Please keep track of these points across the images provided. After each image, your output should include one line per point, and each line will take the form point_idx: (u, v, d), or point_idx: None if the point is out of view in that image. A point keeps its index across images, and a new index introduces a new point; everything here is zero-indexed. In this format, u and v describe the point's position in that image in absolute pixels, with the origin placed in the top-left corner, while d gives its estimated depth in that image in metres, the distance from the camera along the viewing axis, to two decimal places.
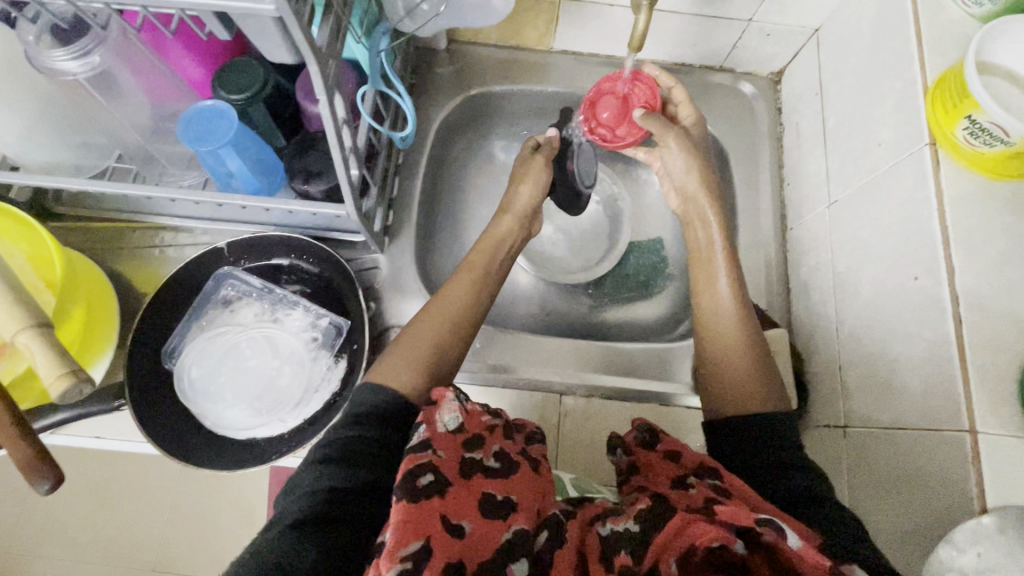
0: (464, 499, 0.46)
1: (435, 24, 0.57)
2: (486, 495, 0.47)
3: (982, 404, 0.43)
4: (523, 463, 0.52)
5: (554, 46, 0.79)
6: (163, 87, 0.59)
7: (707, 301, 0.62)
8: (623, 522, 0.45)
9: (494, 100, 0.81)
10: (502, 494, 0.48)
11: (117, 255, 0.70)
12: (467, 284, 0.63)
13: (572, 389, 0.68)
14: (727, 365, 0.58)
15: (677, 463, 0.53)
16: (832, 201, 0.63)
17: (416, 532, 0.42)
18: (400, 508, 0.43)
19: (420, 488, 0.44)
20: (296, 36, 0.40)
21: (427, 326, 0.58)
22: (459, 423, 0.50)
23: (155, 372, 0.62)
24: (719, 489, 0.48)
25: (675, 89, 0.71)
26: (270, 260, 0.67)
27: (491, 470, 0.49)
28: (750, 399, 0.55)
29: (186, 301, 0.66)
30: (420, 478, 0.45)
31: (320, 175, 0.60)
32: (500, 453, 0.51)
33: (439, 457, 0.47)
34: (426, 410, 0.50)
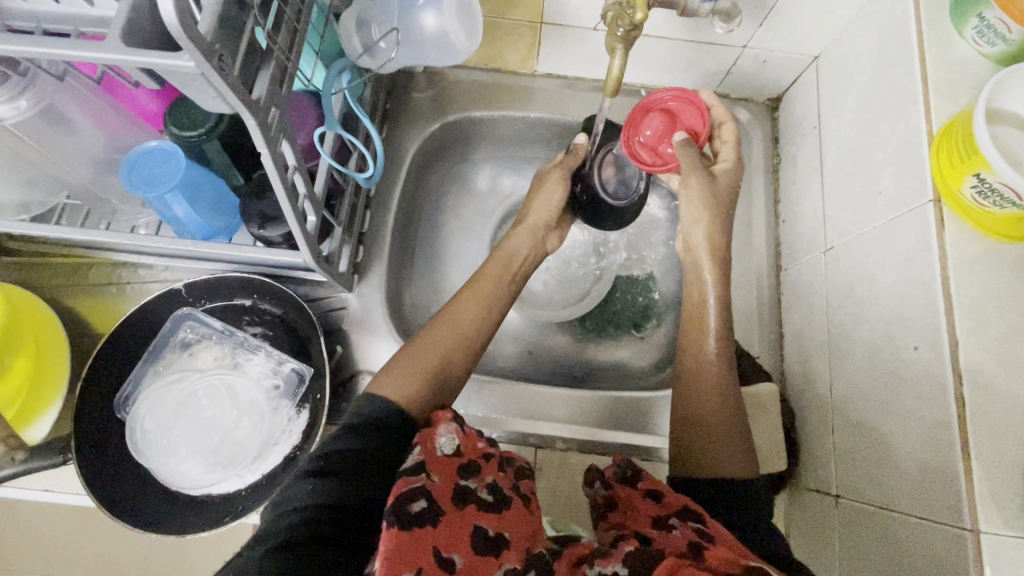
0: (455, 531, 0.42)
1: (399, 59, 0.53)
2: (478, 529, 0.43)
3: (986, 499, 0.39)
4: (516, 498, 0.48)
5: (537, 69, 0.75)
6: (111, 123, 0.56)
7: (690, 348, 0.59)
8: (612, 563, 0.40)
9: (474, 126, 0.77)
10: (495, 529, 0.44)
11: (72, 292, 0.67)
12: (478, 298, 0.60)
13: (550, 440, 0.64)
14: (706, 415, 0.54)
15: (659, 503, 0.49)
16: (828, 246, 0.59)
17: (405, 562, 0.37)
18: (391, 535, 0.38)
19: (412, 514, 0.40)
20: (224, 92, 0.36)
21: (435, 340, 0.55)
22: (456, 447, 0.47)
23: (106, 422, 0.59)
24: (702, 533, 0.43)
25: (726, 124, 0.64)
26: (231, 301, 0.64)
27: (484, 502, 0.45)
28: (719, 459, 0.52)
29: (141, 345, 0.63)
30: (412, 505, 0.40)
31: (278, 219, 0.56)
32: (494, 485, 0.47)
33: (433, 482, 0.43)
34: (424, 432, 0.47)
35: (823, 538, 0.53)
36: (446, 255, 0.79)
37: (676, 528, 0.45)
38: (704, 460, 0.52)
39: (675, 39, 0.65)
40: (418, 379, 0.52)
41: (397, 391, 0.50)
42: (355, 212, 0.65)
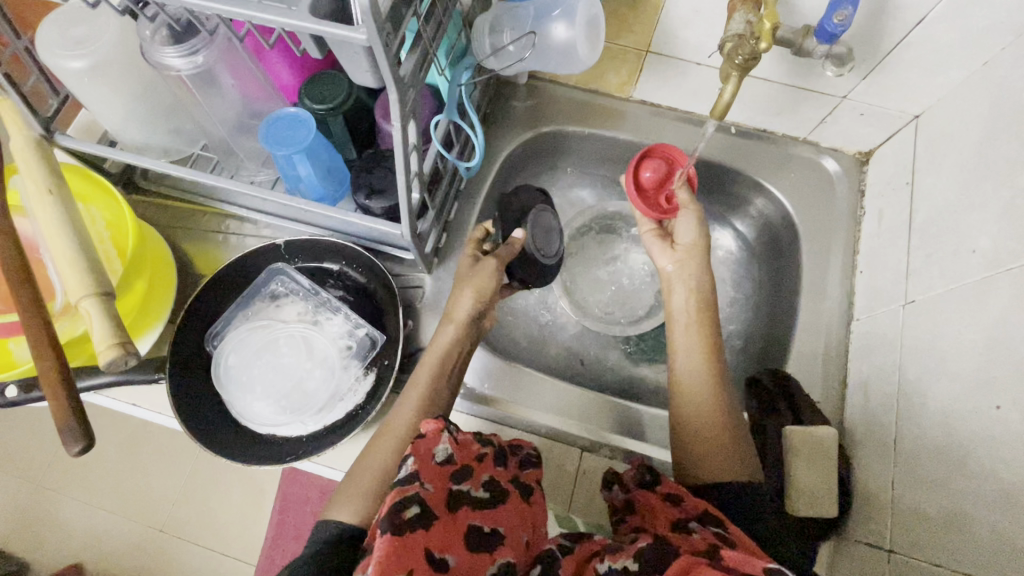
0: (450, 533, 0.46)
1: (520, 66, 0.58)
2: (473, 528, 0.48)
3: None
4: (514, 492, 0.53)
5: (632, 95, 0.79)
6: (253, 87, 0.63)
7: (681, 338, 0.63)
8: (623, 559, 0.43)
9: (564, 140, 0.81)
10: (489, 526, 0.49)
11: (185, 234, 0.74)
12: (420, 407, 0.59)
13: (595, 446, 0.65)
14: (698, 429, 0.57)
15: (678, 508, 0.50)
16: (909, 301, 0.59)
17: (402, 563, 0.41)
18: (385, 540, 0.42)
19: (406, 519, 0.44)
20: (382, 64, 0.41)
21: (377, 453, 0.57)
22: (449, 455, 0.51)
23: (197, 352, 0.65)
24: (722, 537, 0.45)
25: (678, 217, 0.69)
26: (321, 264, 0.70)
27: (478, 501, 0.50)
28: (707, 445, 0.56)
29: (238, 290, 0.69)
30: (406, 511, 0.44)
31: (383, 193, 0.61)
32: (489, 484, 0.52)
33: (428, 490, 0.47)
34: (416, 443, 0.51)
35: None
36: None
37: (695, 532, 0.46)
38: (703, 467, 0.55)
39: (776, 82, 0.68)
40: (370, 503, 0.54)
41: (354, 513, 0.54)
42: (446, 201, 0.70)
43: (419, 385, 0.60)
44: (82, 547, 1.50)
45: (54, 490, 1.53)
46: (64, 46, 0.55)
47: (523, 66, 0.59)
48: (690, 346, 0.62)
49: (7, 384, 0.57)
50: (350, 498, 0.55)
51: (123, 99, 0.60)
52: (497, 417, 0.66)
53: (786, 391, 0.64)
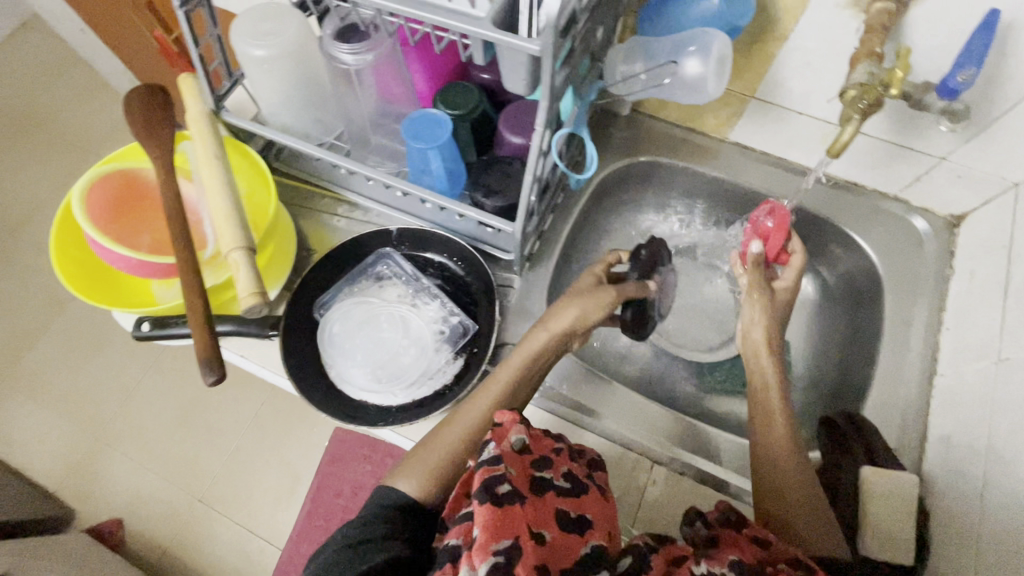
0: (543, 513, 0.46)
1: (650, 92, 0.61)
2: (559, 513, 0.47)
3: None
4: (592, 488, 0.52)
5: (728, 136, 0.83)
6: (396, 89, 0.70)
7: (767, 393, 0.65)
8: (718, 566, 0.46)
9: (656, 170, 0.86)
10: (576, 512, 0.48)
11: (303, 213, 0.82)
12: (494, 405, 0.61)
13: (665, 460, 0.66)
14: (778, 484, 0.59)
15: (765, 550, 0.50)
16: (1002, 358, 0.59)
17: (505, 532, 0.42)
18: (485, 511, 0.42)
19: (499, 494, 0.44)
20: (545, 72, 0.47)
21: (447, 435, 0.59)
22: (525, 444, 0.51)
23: (306, 317, 0.71)
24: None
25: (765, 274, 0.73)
26: (424, 253, 0.76)
27: (562, 491, 0.49)
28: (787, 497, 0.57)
29: (347, 267, 0.75)
30: (499, 486, 0.45)
31: (499, 193, 0.66)
32: (568, 474, 0.52)
33: (512, 473, 0.47)
34: (493, 430, 0.51)
35: None
36: None
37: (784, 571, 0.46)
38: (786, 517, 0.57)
39: (875, 136, 0.71)
40: (431, 481, 0.56)
41: (417, 488, 0.56)
42: (547, 211, 0.75)
43: (495, 389, 0.61)
44: (127, 505, 1.56)
45: (111, 447, 1.62)
46: (251, 36, 0.64)
47: (653, 93, 0.62)
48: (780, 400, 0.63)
49: (143, 320, 0.65)
50: (414, 473, 0.57)
51: (285, 87, 0.69)
52: (572, 419, 0.69)
53: (865, 436, 0.64)
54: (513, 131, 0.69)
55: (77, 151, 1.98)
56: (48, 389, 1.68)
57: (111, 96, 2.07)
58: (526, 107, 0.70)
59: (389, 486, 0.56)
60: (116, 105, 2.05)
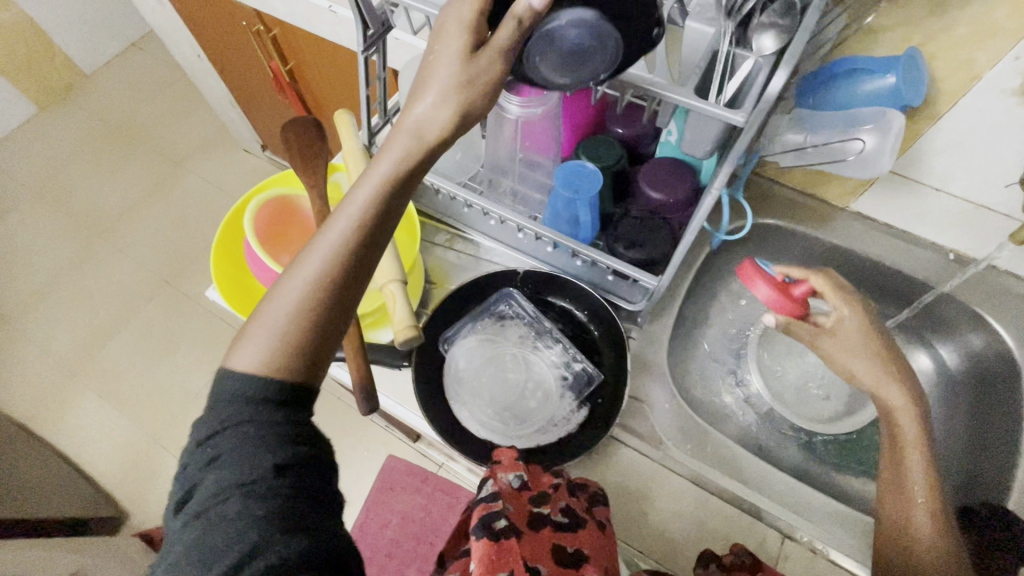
0: (539, 546, 0.53)
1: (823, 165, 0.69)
2: (558, 546, 0.55)
3: None
4: (590, 523, 0.58)
5: (851, 205, 0.83)
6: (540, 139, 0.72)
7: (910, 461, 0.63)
8: None
9: (773, 233, 0.86)
10: (573, 546, 0.55)
11: (425, 247, 0.84)
12: (335, 280, 0.40)
13: (796, 534, 0.67)
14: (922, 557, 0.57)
15: None
16: None
17: (499, 569, 0.49)
18: (483, 546, 0.49)
19: (496, 530, 0.51)
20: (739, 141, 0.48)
21: (294, 275, 0.40)
22: (523, 481, 0.58)
23: (432, 350, 0.72)
24: None
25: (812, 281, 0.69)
26: (547, 296, 0.76)
27: (559, 523, 0.56)
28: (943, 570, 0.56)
29: (471, 304, 0.76)
30: (496, 523, 0.51)
31: (641, 246, 0.68)
32: (567, 510, 0.58)
33: (512, 509, 0.54)
34: (495, 469, 0.59)
35: None
36: (704, 330, 0.87)
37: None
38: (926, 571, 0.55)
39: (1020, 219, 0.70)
40: (280, 352, 0.39)
41: (262, 360, 0.39)
42: None
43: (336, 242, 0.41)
44: None
45: (169, 449, 1.64)
46: (419, 82, 0.68)
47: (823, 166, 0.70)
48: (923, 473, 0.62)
49: None
50: (252, 347, 0.39)
51: None
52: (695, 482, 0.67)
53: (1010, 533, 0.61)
54: (654, 186, 0.70)
55: (166, 161, 2.09)
56: (114, 386, 1.72)
57: (202, 113, 2.19)
58: (664, 162, 0.71)
59: (225, 370, 0.40)
60: (207, 122, 2.17)
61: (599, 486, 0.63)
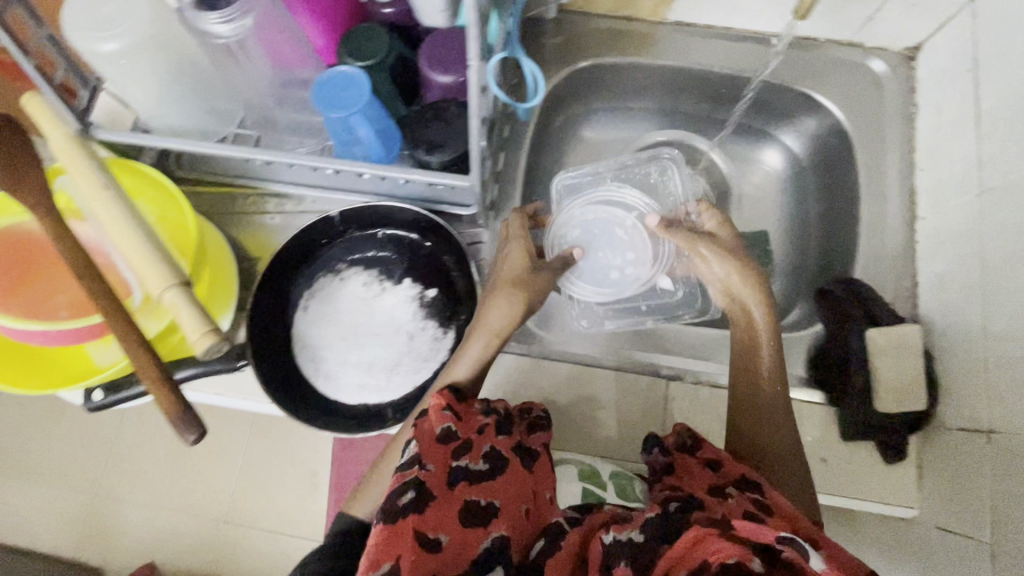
0: (447, 507, 0.48)
1: None
2: (469, 502, 0.49)
3: None
4: (516, 458, 0.53)
5: (667, 16, 0.76)
6: (293, 53, 0.59)
7: (744, 383, 0.60)
8: (628, 530, 0.44)
9: (600, 73, 0.79)
10: (485, 500, 0.49)
11: (232, 221, 0.73)
12: None
13: (680, 375, 0.66)
14: (743, 400, 0.59)
15: (716, 473, 0.53)
16: (984, 188, 0.58)
17: (383, 556, 0.44)
18: (380, 530, 0.45)
19: (401, 507, 0.46)
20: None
21: None
22: (450, 433, 0.52)
23: (272, 335, 0.65)
24: (759, 504, 0.48)
25: None
26: (382, 230, 0.68)
27: (478, 473, 0.50)
28: (761, 383, 0.58)
29: (299, 266, 0.68)
30: (402, 496, 0.47)
31: (443, 146, 0.59)
32: (488, 456, 0.52)
33: (427, 471, 0.49)
34: (417, 427, 0.53)
35: (965, 473, 0.56)
36: None
37: (732, 496, 0.49)
38: (737, 411, 0.59)
39: None
40: None
41: None
42: (497, 147, 0.68)
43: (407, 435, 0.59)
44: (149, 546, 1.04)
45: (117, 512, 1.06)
46: (93, 28, 0.52)
47: None
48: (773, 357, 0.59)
49: (93, 390, 0.58)
50: None
51: (161, 87, 0.59)
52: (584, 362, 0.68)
53: (864, 299, 0.65)
54: (437, 68, 0.59)
55: None
56: None
57: None
58: (447, 35, 0.60)
59: None
60: None
61: (545, 413, 0.60)
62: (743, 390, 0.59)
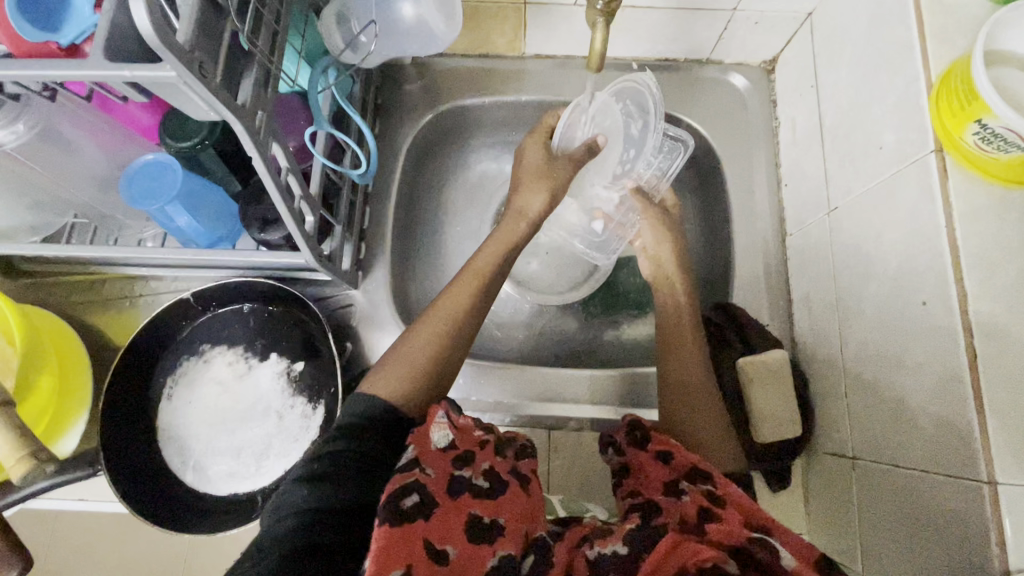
0: (451, 521, 0.41)
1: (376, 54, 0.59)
2: (473, 517, 0.42)
3: (997, 436, 0.38)
4: (515, 482, 0.46)
5: (526, 51, 0.74)
6: (109, 142, 0.56)
7: (674, 356, 0.58)
8: (613, 543, 0.40)
9: (467, 113, 0.77)
10: (490, 516, 0.42)
11: (89, 309, 0.69)
12: None
13: (564, 422, 0.66)
14: (677, 377, 0.56)
15: (668, 465, 0.48)
16: (832, 207, 0.57)
17: (393, 562, 0.37)
18: (382, 532, 0.37)
19: (405, 511, 0.39)
20: (210, 100, 0.36)
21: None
22: (450, 441, 0.45)
23: (129, 432, 0.62)
24: (713, 497, 0.44)
25: None
26: (240, 305, 0.66)
27: (480, 489, 0.44)
28: (685, 365, 0.57)
29: (157, 355, 0.65)
30: (405, 500, 0.40)
31: (277, 222, 0.57)
32: (491, 472, 0.45)
33: (428, 476, 0.42)
34: (415, 430, 0.45)
35: (840, 498, 0.55)
36: (445, 245, 0.79)
37: (686, 493, 0.44)
38: (670, 377, 0.57)
39: (661, 8, 0.64)
40: None
41: None
42: (354, 207, 0.66)
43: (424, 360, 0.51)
44: None
45: None
46: None
47: (380, 53, 0.60)
48: (695, 337, 0.59)
49: None
50: None
51: None
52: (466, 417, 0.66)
53: (737, 324, 0.64)
54: None
55: None
56: None
57: None
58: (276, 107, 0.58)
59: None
60: None
61: (528, 440, 0.50)
62: (675, 361, 0.57)
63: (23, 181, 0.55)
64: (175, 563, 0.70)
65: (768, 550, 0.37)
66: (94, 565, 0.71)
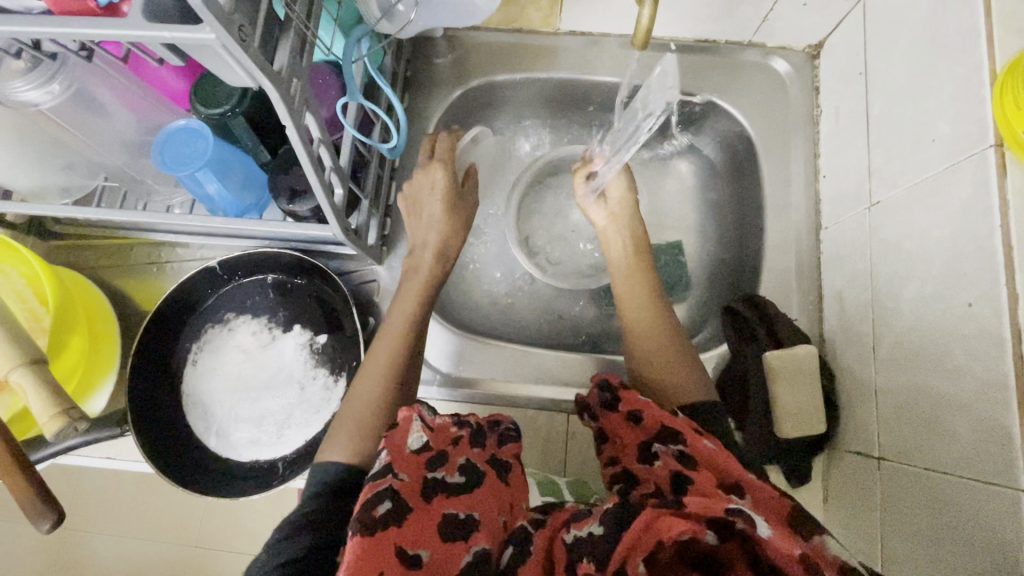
0: (424, 523, 0.40)
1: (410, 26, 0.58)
2: (447, 515, 0.41)
3: None
4: (490, 472, 0.46)
5: (561, 27, 0.72)
6: (141, 106, 0.55)
7: (629, 304, 0.62)
8: (588, 524, 0.38)
9: (497, 90, 0.75)
10: (465, 513, 0.42)
11: (117, 273, 0.70)
12: None
13: None
14: (636, 328, 0.59)
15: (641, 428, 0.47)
16: (873, 201, 0.56)
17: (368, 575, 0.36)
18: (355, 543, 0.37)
19: (377, 518, 0.39)
20: (247, 65, 0.35)
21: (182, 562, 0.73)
22: (423, 442, 0.45)
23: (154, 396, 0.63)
24: (686, 458, 0.42)
25: None
26: (264, 276, 0.67)
27: (455, 486, 0.43)
28: (641, 316, 0.60)
29: (183, 322, 0.65)
30: (377, 508, 0.40)
31: (305, 194, 0.56)
32: (466, 467, 0.45)
33: (401, 481, 0.42)
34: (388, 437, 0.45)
35: (861, 498, 0.54)
36: None
37: (658, 457, 0.44)
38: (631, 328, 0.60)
39: None
40: None
41: None
42: (381, 183, 0.66)
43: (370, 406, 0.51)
44: None
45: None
46: None
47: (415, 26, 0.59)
48: (634, 283, 0.63)
49: None
50: None
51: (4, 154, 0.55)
52: (484, 398, 0.66)
53: (765, 317, 0.63)
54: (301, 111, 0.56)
55: None
56: None
57: None
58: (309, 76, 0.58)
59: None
60: None
61: (513, 421, 0.51)
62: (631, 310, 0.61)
63: (58, 141, 0.55)
64: (192, 529, 0.74)
65: (745, 519, 0.34)
66: (119, 522, 0.74)
